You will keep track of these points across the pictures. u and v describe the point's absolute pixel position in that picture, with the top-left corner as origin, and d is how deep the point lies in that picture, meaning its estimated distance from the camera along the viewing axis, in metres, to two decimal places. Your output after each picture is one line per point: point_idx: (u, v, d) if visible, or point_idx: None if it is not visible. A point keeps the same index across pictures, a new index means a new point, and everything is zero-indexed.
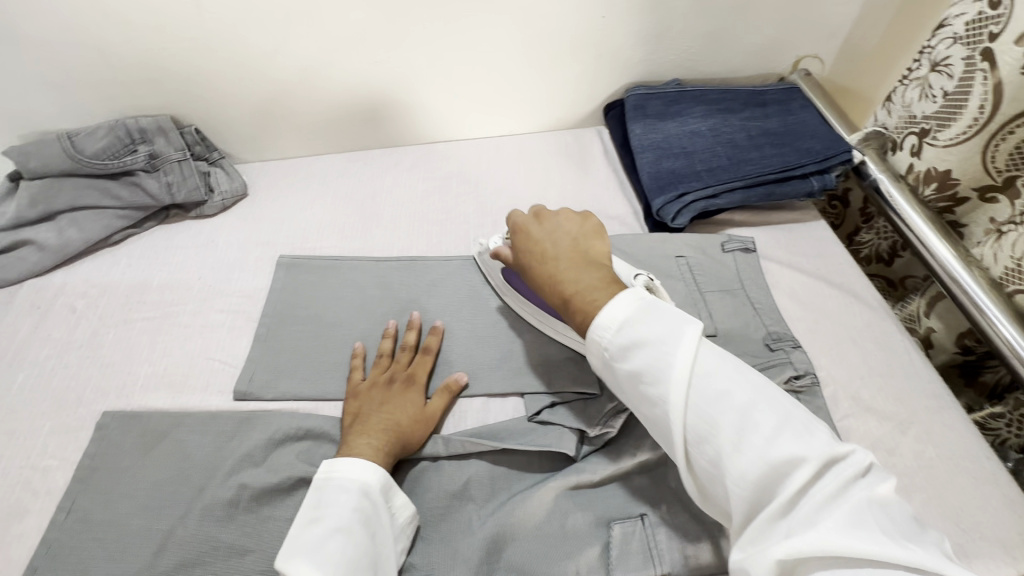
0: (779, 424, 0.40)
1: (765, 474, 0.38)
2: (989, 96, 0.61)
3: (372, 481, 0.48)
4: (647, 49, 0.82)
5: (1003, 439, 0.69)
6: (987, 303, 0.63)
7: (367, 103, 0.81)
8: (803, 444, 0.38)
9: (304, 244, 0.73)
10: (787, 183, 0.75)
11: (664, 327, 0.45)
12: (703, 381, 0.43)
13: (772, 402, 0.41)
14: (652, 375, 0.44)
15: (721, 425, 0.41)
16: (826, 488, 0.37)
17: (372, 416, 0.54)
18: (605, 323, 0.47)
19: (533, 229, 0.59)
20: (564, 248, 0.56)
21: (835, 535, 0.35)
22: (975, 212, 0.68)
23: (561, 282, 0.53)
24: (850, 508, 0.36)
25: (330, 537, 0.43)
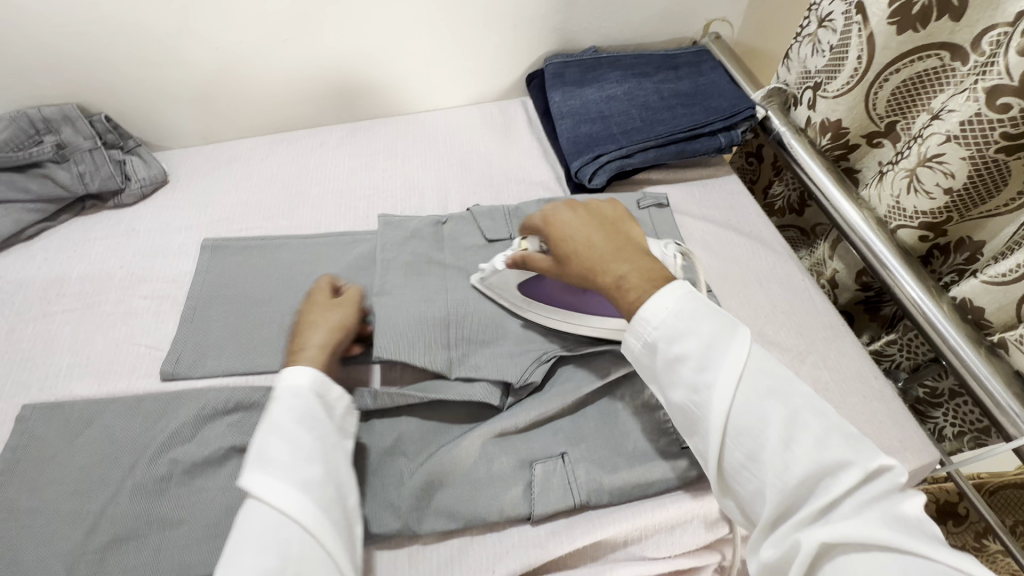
0: (824, 431, 0.41)
1: (812, 473, 0.39)
2: (864, 48, 0.66)
3: (305, 383, 0.49)
4: (561, 17, 0.84)
5: (897, 364, 0.74)
6: (874, 238, 0.68)
7: (285, 82, 0.81)
8: (851, 451, 0.40)
9: (229, 227, 0.73)
10: (697, 140, 0.79)
11: (719, 321, 0.46)
12: (751, 379, 0.44)
13: (822, 410, 0.43)
14: (701, 359, 0.45)
15: (770, 420, 0.42)
16: (870, 492, 0.38)
17: (300, 326, 0.57)
18: (655, 307, 0.47)
19: (564, 216, 0.56)
20: (606, 231, 0.54)
21: (876, 527, 0.36)
22: (866, 157, 0.75)
23: (608, 263, 0.51)
24: (890, 511, 0.37)
25: (268, 442, 0.45)
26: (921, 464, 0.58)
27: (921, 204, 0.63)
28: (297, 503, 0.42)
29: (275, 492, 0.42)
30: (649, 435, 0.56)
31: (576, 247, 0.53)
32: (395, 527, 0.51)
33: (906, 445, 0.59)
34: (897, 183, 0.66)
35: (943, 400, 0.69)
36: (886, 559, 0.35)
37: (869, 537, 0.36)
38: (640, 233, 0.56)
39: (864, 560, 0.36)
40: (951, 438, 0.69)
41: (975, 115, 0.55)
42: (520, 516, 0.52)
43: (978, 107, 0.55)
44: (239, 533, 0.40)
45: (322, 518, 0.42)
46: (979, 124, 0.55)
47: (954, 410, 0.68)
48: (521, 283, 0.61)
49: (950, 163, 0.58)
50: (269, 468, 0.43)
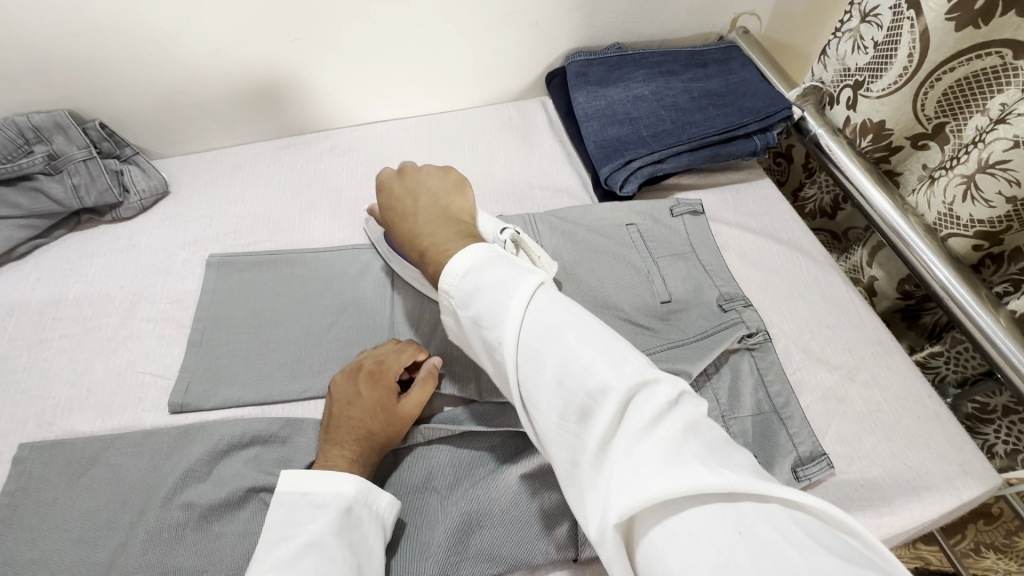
0: (596, 356, 0.37)
1: (592, 423, 0.35)
2: (917, 44, 0.62)
3: (349, 491, 0.46)
4: (586, 13, 0.79)
5: (942, 376, 0.71)
6: (922, 246, 0.64)
7: (293, 84, 0.76)
8: (611, 375, 0.36)
9: (236, 240, 0.68)
10: (731, 143, 0.75)
11: (510, 271, 0.43)
12: (536, 318, 0.40)
13: (590, 334, 0.39)
14: (490, 313, 0.41)
15: (546, 364, 0.38)
16: (640, 425, 0.34)
17: (343, 420, 0.51)
18: (452, 272, 0.45)
19: (398, 190, 0.56)
20: (424, 204, 0.54)
21: (648, 479, 0.32)
22: (908, 161, 0.71)
23: (422, 233, 0.51)
24: (663, 442, 0.33)
25: (303, 557, 0.42)
26: (985, 490, 0.55)
27: (979, 212, 0.60)
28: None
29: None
30: None
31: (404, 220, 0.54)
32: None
33: (967, 469, 0.55)
34: (951, 189, 0.62)
35: (995, 417, 0.66)
36: (676, 520, 0.31)
37: (649, 500, 0.31)
38: (463, 203, 0.54)
39: (662, 530, 0.31)
40: (1003, 455, 0.66)
41: None
42: (565, 558, 0.48)
43: None
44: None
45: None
46: None
47: (1008, 427, 0.65)
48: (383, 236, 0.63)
49: (1015, 170, 0.55)
50: None
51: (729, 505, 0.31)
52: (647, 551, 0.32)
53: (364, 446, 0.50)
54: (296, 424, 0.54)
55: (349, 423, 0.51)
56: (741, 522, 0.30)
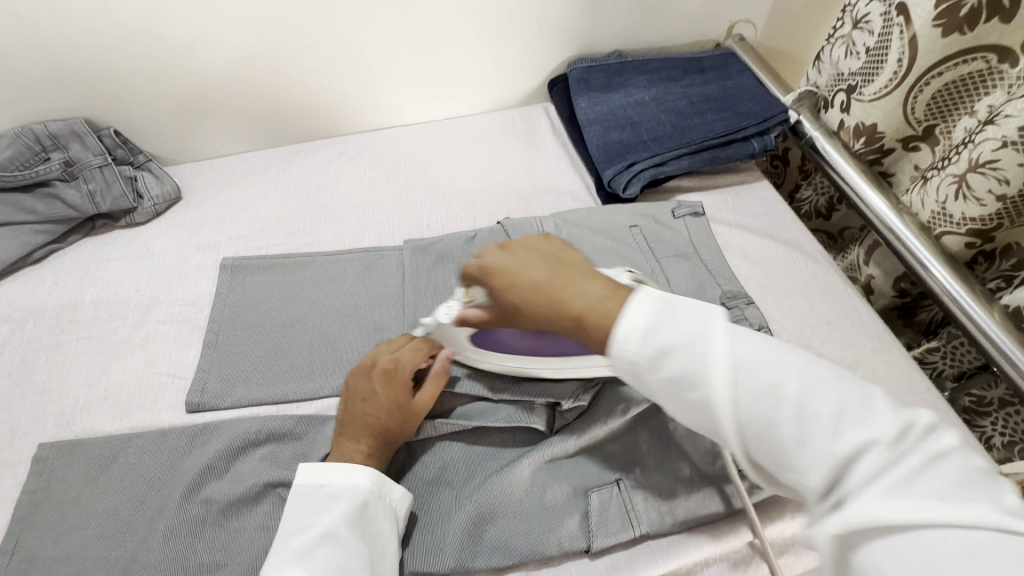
0: (837, 408, 0.33)
1: (828, 462, 0.32)
2: (906, 51, 0.64)
3: (363, 484, 0.47)
4: (587, 21, 0.82)
5: (939, 372, 0.73)
6: (917, 244, 0.66)
7: (302, 91, 0.77)
8: (866, 425, 0.32)
9: (248, 244, 0.69)
10: (730, 146, 0.77)
11: (693, 321, 0.37)
12: (751, 376, 0.35)
13: (823, 375, 0.35)
14: (695, 377, 0.36)
15: (777, 418, 0.34)
16: (883, 459, 0.31)
17: (359, 415, 0.52)
18: (627, 333, 0.38)
19: (500, 260, 0.48)
20: (547, 270, 0.46)
21: (881, 505, 0.29)
22: (900, 162, 0.73)
23: (563, 298, 0.43)
24: (903, 474, 0.30)
25: (319, 545, 0.43)
26: None
27: (970, 211, 0.62)
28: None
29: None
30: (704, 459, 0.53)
31: (526, 292, 0.45)
32: (448, 567, 0.49)
33: None
34: (944, 189, 0.64)
35: (992, 409, 0.68)
36: (905, 541, 0.29)
37: (861, 517, 0.30)
38: (579, 257, 0.48)
39: (882, 548, 0.29)
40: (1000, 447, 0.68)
41: None
42: (578, 549, 0.50)
43: None
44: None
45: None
46: None
47: (1004, 419, 0.67)
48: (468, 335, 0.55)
49: (1005, 169, 0.57)
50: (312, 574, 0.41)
51: (971, 534, 0.28)
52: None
53: (380, 442, 0.51)
54: (311, 421, 0.55)
55: (366, 417, 0.52)
56: (983, 553, 0.27)
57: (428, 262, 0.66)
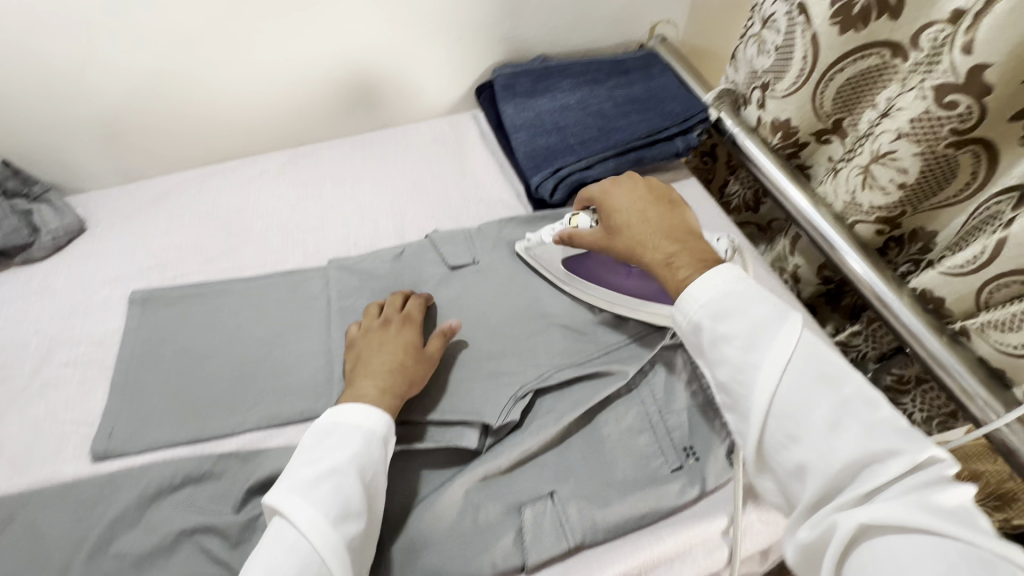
0: (874, 424, 0.39)
1: (855, 458, 0.38)
2: (809, 48, 0.66)
3: (375, 428, 0.48)
4: (507, 26, 0.81)
5: (863, 354, 0.76)
6: (832, 234, 0.68)
7: (214, 109, 0.74)
8: (905, 443, 0.37)
9: (161, 274, 0.66)
10: (655, 146, 0.78)
11: (768, 305, 0.45)
12: (803, 361, 0.42)
13: (875, 400, 0.40)
14: (749, 339, 0.44)
15: (818, 405, 0.40)
16: (916, 480, 0.36)
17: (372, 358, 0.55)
18: (702, 285, 0.47)
19: (621, 198, 0.58)
20: (655, 219, 0.54)
21: (916, 512, 0.34)
22: (815, 154, 0.76)
23: (659, 245, 0.52)
24: (933, 497, 0.35)
25: (324, 480, 0.44)
26: None
27: (877, 199, 0.64)
28: (331, 553, 0.41)
29: (314, 534, 0.41)
30: (636, 462, 0.54)
31: (631, 227, 0.55)
32: None
33: None
34: (852, 180, 0.66)
35: (910, 387, 0.71)
36: (930, 545, 0.33)
37: (892, 518, 0.34)
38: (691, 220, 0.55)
39: (904, 543, 0.34)
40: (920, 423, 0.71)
41: (924, 113, 0.55)
42: (513, 567, 0.49)
43: (927, 105, 0.54)
44: (263, 563, 0.40)
45: (350, 575, 0.41)
46: (928, 122, 0.55)
47: (921, 396, 0.70)
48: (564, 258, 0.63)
49: (902, 159, 0.58)
50: (318, 507, 0.42)
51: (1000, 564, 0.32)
52: (875, 558, 0.34)
53: (399, 381, 0.53)
54: (231, 458, 0.52)
55: (379, 356, 0.54)
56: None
57: (353, 282, 0.64)
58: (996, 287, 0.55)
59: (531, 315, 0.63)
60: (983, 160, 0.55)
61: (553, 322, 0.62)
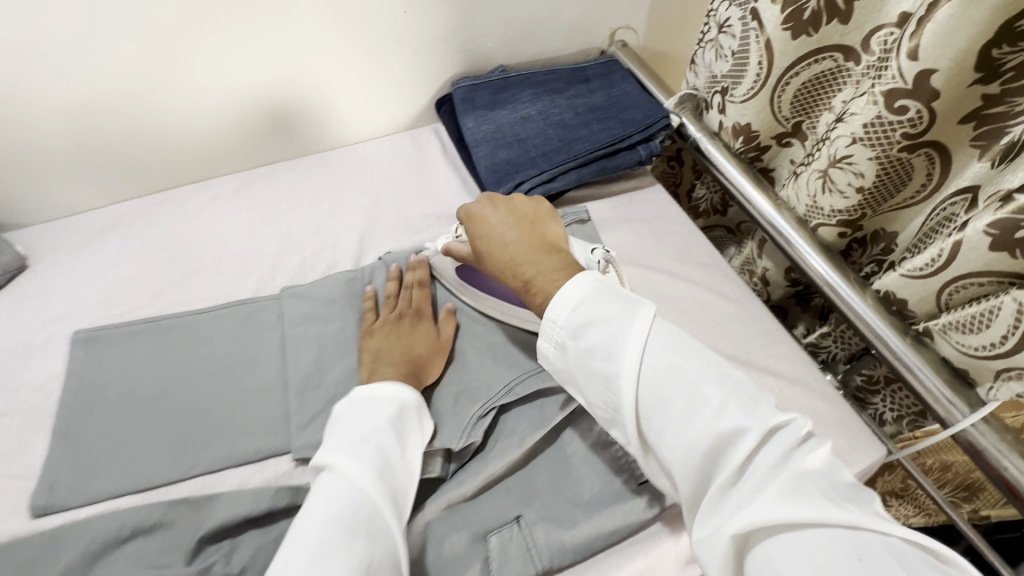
0: (724, 397, 0.38)
1: (712, 445, 0.37)
2: (764, 54, 0.65)
3: (408, 398, 0.51)
4: (463, 38, 0.80)
5: (834, 355, 0.76)
6: (795, 237, 0.68)
7: (160, 134, 0.71)
8: (746, 415, 0.37)
9: (108, 310, 0.63)
10: (617, 156, 0.77)
11: (619, 304, 0.44)
12: (652, 360, 0.41)
13: (723, 374, 0.40)
14: (606, 350, 0.42)
15: (676, 400, 0.39)
16: (769, 457, 0.35)
17: (394, 346, 0.58)
18: (559, 305, 0.45)
19: (487, 212, 0.57)
20: (516, 237, 0.53)
21: (774, 506, 0.33)
22: (777, 157, 0.76)
23: (519, 264, 0.51)
24: (788, 476, 0.34)
25: (366, 440, 0.45)
26: (874, 460, 0.60)
27: (837, 203, 0.64)
28: (384, 502, 0.42)
29: (366, 486, 0.42)
30: (604, 481, 0.53)
31: (494, 249, 0.54)
32: None
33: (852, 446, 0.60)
34: (812, 184, 0.66)
35: (880, 386, 0.71)
36: (796, 538, 0.32)
37: (757, 521, 0.33)
38: (554, 233, 0.55)
39: (776, 545, 0.33)
40: (891, 421, 0.72)
41: (876, 118, 0.55)
42: None
43: (878, 110, 0.54)
44: (319, 513, 0.40)
45: (397, 527, 0.41)
46: (880, 126, 0.55)
47: (891, 395, 0.70)
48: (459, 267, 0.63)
49: (859, 164, 0.58)
50: (362, 462, 0.43)
51: (851, 537, 0.32)
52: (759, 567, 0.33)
53: (419, 374, 0.56)
54: (182, 505, 0.50)
55: (400, 347, 0.57)
56: (862, 550, 0.31)
57: (311, 311, 0.62)
58: (958, 287, 0.54)
59: (494, 334, 0.62)
60: (937, 162, 0.56)
61: (516, 339, 0.61)
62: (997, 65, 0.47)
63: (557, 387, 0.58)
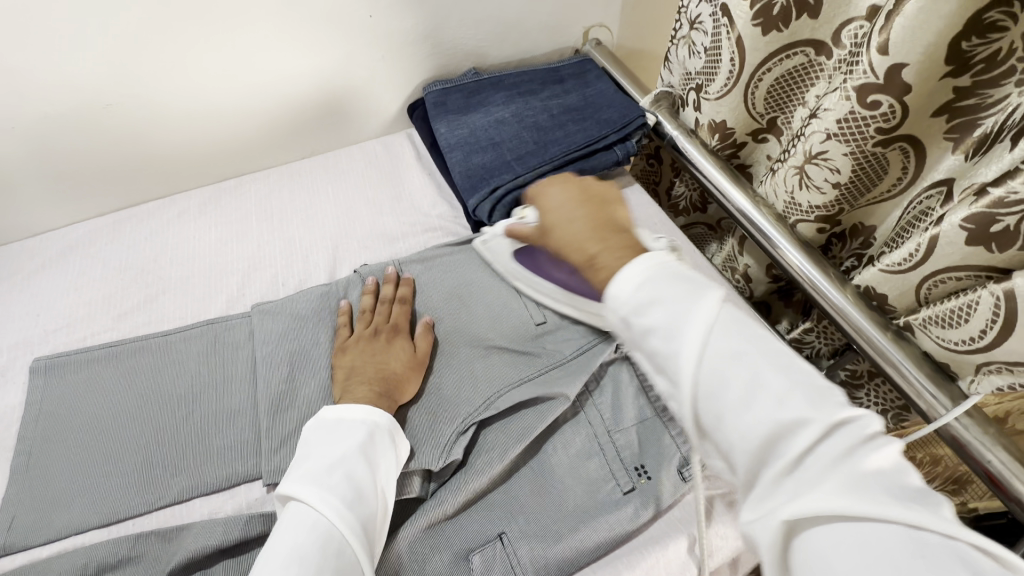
0: (790, 386, 0.33)
1: (769, 431, 0.32)
2: (736, 51, 0.64)
3: (380, 421, 0.49)
4: (433, 42, 0.78)
5: (818, 351, 0.75)
6: (774, 234, 0.67)
7: (119, 151, 0.69)
8: (813, 407, 0.32)
9: (70, 336, 0.61)
10: (593, 157, 0.76)
11: (683, 287, 0.38)
12: (719, 343, 0.36)
13: (786, 365, 0.35)
14: (670, 329, 0.36)
15: (729, 384, 0.34)
16: (831, 448, 0.31)
17: (366, 365, 0.56)
18: (624, 280, 0.39)
19: (550, 187, 0.50)
20: (579, 212, 0.47)
21: (835, 496, 0.29)
22: (754, 154, 0.75)
23: (581, 239, 0.45)
24: (855, 467, 0.30)
25: (333, 469, 0.44)
26: None
27: (814, 199, 0.63)
28: (353, 534, 0.40)
29: (334, 518, 0.40)
30: (587, 492, 0.52)
31: (553, 221, 0.47)
32: None
33: None
34: (789, 180, 0.65)
35: (864, 381, 0.71)
36: (857, 532, 0.28)
37: (811, 510, 0.29)
38: (620, 213, 0.47)
39: (830, 535, 0.29)
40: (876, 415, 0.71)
41: (849, 113, 0.54)
42: None
43: (851, 106, 0.53)
44: (284, 550, 0.38)
45: (366, 557, 0.40)
46: (854, 122, 0.54)
47: (875, 389, 0.70)
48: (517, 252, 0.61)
49: (834, 159, 0.58)
50: (328, 493, 0.42)
51: (921, 537, 0.27)
52: (806, 558, 0.29)
53: (391, 393, 0.54)
54: (148, 538, 0.48)
55: (373, 365, 0.56)
56: (925, 549, 0.27)
57: (281, 328, 0.60)
58: (935, 282, 0.54)
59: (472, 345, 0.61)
60: (911, 156, 0.55)
61: (494, 348, 0.60)
62: (967, 57, 0.47)
63: (538, 397, 0.56)
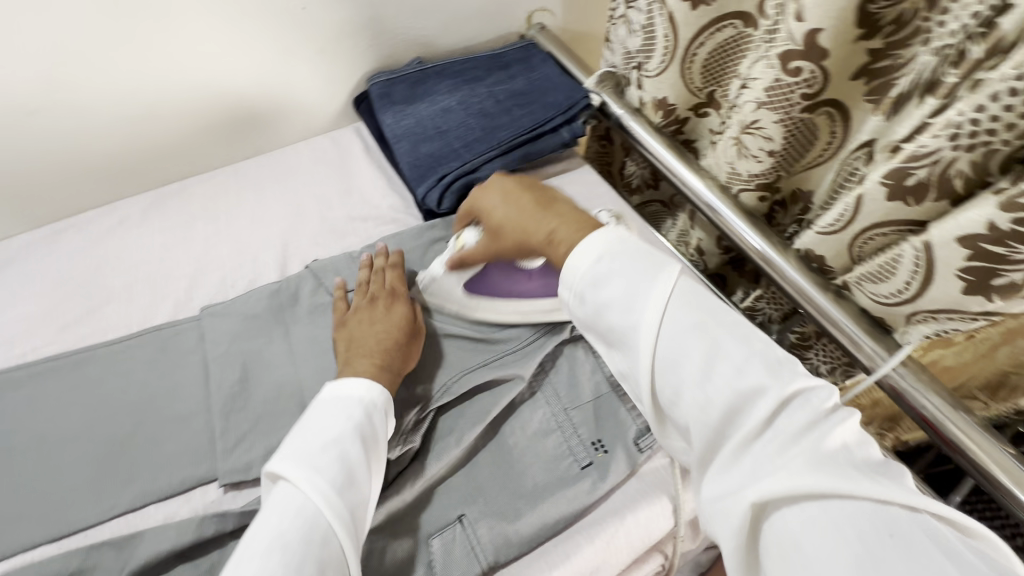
0: (747, 354, 0.40)
1: (731, 402, 0.38)
2: (668, 27, 0.66)
3: (376, 400, 0.49)
4: (372, 33, 0.77)
5: (768, 317, 0.78)
6: (718, 205, 0.68)
7: (51, 160, 0.66)
8: (766, 375, 0.38)
9: (10, 352, 0.59)
10: (541, 140, 0.77)
11: (646, 263, 0.45)
12: (675, 312, 0.43)
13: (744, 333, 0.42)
14: (626, 302, 0.43)
15: (692, 352, 0.41)
16: (784, 416, 0.37)
17: (366, 333, 0.56)
18: (578, 261, 0.46)
19: (491, 195, 0.55)
20: (522, 204, 0.52)
21: (802, 474, 0.33)
22: (697, 128, 0.77)
23: (532, 227, 0.51)
24: (814, 446, 0.35)
25: (327, 448, 0.44)
26: None
27: (753, 167, 0.65)
28: (340, 519, 0.40)
29: (322, 500, 0.40)
30: (545, 467, 0.53)
31: (503, 220, 0.53)
32: None
33: None
34: (728, 151, 0.67)
35: (812, 342, 0.74)
36: (826, 506, 0.33)
37: (786, 489, 0.33)
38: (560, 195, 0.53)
39: (802, 512, 0.33)
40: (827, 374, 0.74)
41: (775, 81, 0.55)
42: None
43: (777, 73, 0.55)
44: (269, 533, 0.38)
45: (353, 540, 0.40)
46: (781, 89, 0.56)
47: (823, 349, 0.73)
48: (464, 282, 0.58)
49: (766, 128, 0.59)
50: (319, 472, 0.42)
51: (884, 512, 0.32)
52: (781, 538, 0.33)
53: (395, 358, 0.54)
54: (102, 548, 0.47)
55: (374, 333, 0.55)
56: (892, 526, 0.31)
57: (231, 329, 0.59)
58: (864, 240, 0.56)
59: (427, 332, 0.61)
60: (838, 121, 0.57)
61: (450, 335, 0.60)
62: (876, 20, 0.49)
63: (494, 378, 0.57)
